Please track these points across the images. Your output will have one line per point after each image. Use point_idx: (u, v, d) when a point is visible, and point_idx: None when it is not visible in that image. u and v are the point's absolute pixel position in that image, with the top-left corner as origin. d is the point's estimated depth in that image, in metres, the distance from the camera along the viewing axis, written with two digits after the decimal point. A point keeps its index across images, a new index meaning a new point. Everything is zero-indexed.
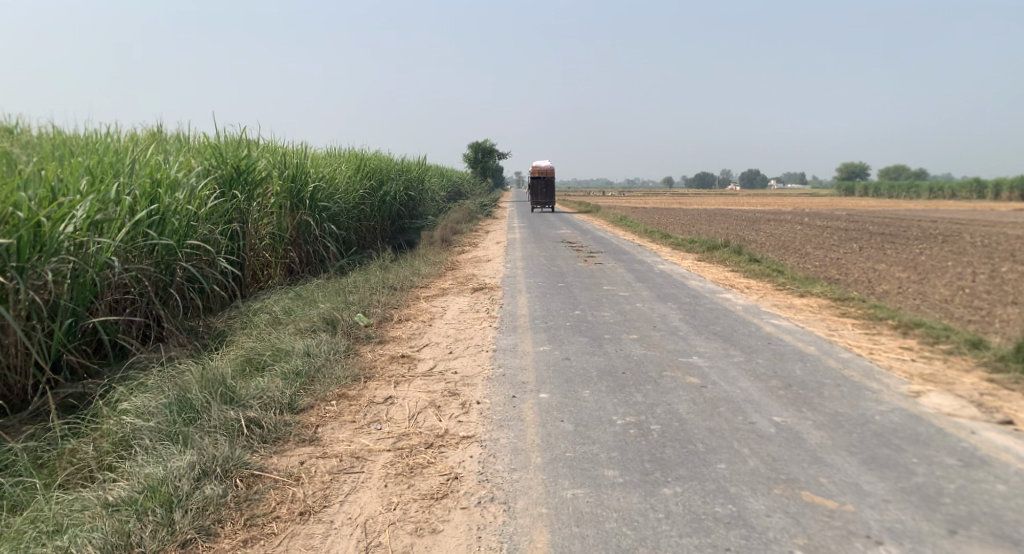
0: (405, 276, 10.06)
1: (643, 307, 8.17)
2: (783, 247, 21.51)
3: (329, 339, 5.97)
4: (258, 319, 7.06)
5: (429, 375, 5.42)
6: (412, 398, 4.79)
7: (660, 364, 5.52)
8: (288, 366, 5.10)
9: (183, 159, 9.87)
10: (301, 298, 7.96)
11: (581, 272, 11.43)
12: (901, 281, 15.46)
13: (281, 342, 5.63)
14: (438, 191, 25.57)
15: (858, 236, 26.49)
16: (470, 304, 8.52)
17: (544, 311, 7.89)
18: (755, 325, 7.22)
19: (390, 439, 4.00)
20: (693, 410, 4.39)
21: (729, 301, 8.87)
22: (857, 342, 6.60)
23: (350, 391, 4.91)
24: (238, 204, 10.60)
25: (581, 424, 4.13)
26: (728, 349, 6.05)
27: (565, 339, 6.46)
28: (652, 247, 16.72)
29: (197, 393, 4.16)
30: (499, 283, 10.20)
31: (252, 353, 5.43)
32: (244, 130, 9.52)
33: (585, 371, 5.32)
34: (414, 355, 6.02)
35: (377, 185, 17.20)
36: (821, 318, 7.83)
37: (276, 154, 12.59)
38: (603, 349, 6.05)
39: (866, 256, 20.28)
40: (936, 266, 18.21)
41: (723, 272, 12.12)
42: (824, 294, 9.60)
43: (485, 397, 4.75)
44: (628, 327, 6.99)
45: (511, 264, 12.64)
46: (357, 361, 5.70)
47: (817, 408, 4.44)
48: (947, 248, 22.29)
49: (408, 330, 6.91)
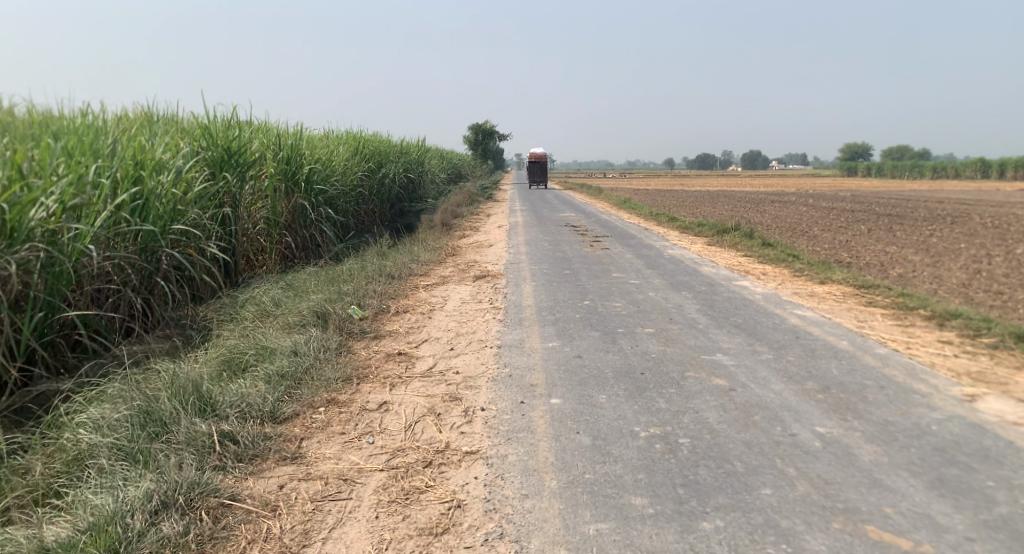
0: (402, 264, 9.54)
1: (657, 297, 7.66)
2: (791, 230, 20.91)
3: (320, 334, 5.47)
4: (245, 312, 6.57)
5: (428, 376, 4.94)
6: (409, 404, 4.31)
7: (681, 364, 5.04)
8: (272, 368, 4.60)
9: (170, 140, 9.32)
10: (293, 289, 7.47)
11: (587, 258, 10.91)
12: (915, 265, 14.92)
13: (266, 340, 5.13)
14: (438, 173, 24.99)
15: (865, 217, 25.86)
16: (471, 293, 8.02)
17: (551, 302, 7.38)
18: (778, 317, 6.71)
19: (383, 456, 3.52)
20: (725, 420, 3.92)
21: (746, 289, 8.36)
22: (891, 335, 6.09)
23: (340, 396, 4.42)
24: (229, 187, 10.06)
25: (600, 437, 3.65)
26: (753, 346, 5.56)
27: (575, 334, 5.97)
28: (659, 231, 16.17)
29: (166, 401, 3.67)
30: (502, 270, 9.69)
31: (233, 353, 4.94)
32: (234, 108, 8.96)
33: (600, 371, 4.84)
34: (413, 352, 5.53)
35: (375, 167, 16.62)
36: (847, 308, 7.32)
37: (270, 135, 12.01)
38: (617, 346, 5.56)
39: (876, 238, 19.68)
40: (950, 249, 17.66)
41: (736, 257, 11.58)
42: (846, 281, 9.07)
43: (490, 403, 4.27)
44: (643, 320, 6.49)
45: (514, 250, 12.12)
46: (349, 359, 5.21)
47: (864, 415, 3.95)
48: (958, 230, 21.69)
49: (406, 324, 6.41)
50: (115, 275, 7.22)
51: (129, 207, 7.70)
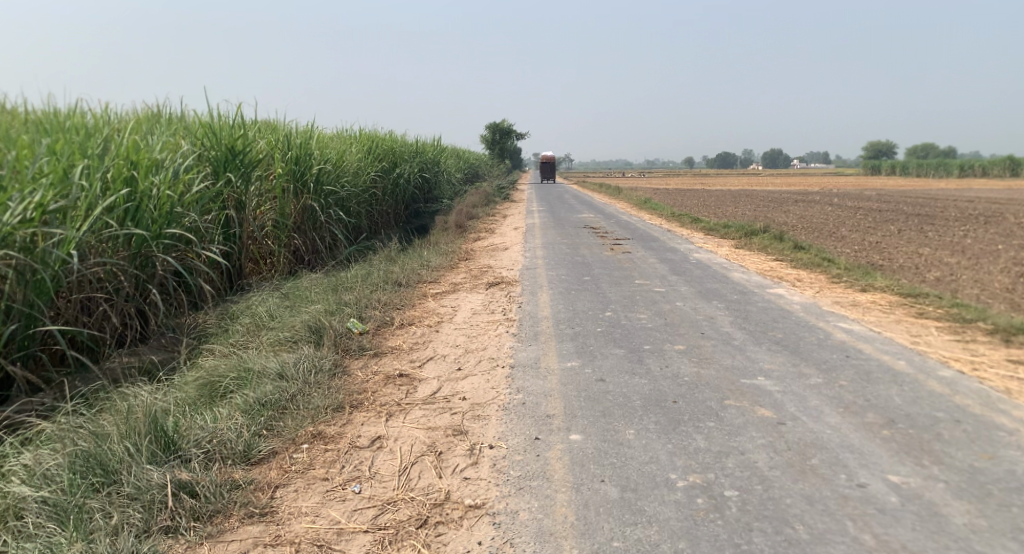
0: (411, 270, 8.99)
1: (685, 307, 7.03)
2: (818, 231, 20.05)
3: (312, 351, 4.97)
4: (239, 324, 6.08)
5: (430, 402, 4.37)
6: (406, 439, 3.76)
7: (719, 390, 4.42)
8: (253, 395, 4.10)
9: (169, 140, 8.86)
10: (292, 298, 6.96)
11: (608, 263, 10.27)
12: (953, 268, 14.08)
13: (250, 360, 4.62)
14: (454, 173, 24.47)
15: (894, 217, 24.86)
16: (484, 302, 7.45)
17: (570, 313, 6.78)
18: (823, 332, 6.03)
19: (371, 511, 2.98)
20: (777, 466, 3.30)
21: (782, 298, 7.67)
22: (953, 353, 5.38)
23: (328, 429, 3.89)
24: (233, 188, 9.60)
25: (630, 489, 3.08)
26: (798, 368, 4.91)
27: (597, 352, 5.37)
28: (681, 233, 15.49)
29: (118, 442, 3.18)
30: (517, 276, 9.10)
31: (213, 377, 4.46)
32: (235, 105, 8.48)
33: (626, 400, 4.25)
34: (416, 374, 4.95)
35: (388, 167, 16.14)
36: (897, 321, 6.60)
37: (279, 134, 11.52)
38: (645, 366, 4.95)
39: (907, 239, 18.78)
40: (988, 250, 16.73)
41: (766, 261, 10.86)
42: (889, 289, 8.33)
43: (500, 440, 3.72)
44: (671, 334, 5.87)
45: (530, 253, 11.53)
46: (344, 382, 4.67)
47: (945, 460, 3.29)
48: (994, 230, 20.64)
49: (410, 339, 5.84)
50: (107, 280, 6.79)
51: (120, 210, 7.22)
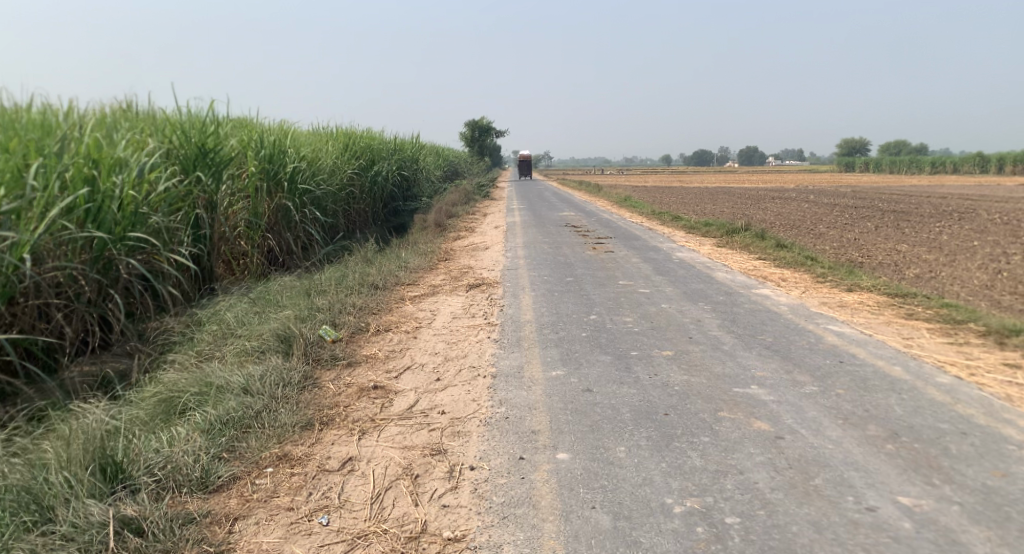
0: (388, 271, 8.67)
1: (671, 309, 6.81)
2: (798, 228, 20.08)
3: (280, 363, 4.64)
4: (203, 332, 5.72)
5: (407, 418, 4.08)
6: (380, 461, 3.47)
7: (712, 401, 4.20)
8: (213, 412, 3.77)
9: (134, 137, 8.42)
10: (262, 302, 6.61)
11: (590, 263, 10.05)
12: (932, 265, 14.11)
13: (212, 373, 4.29)
14: (433, 171, 24.11)
15: (870, 213, 25.03)
16: (463, 306, 7.16)
17: (553, 316, 6.53)
18: (813, 335, 5.85)
19: (340, 546, 2.70)
20: (779, 487, 3.08)
21: (769, 299, 7.50)
22: (948, 357, 5.23)
23: (295, 449, 3.58)
24: (203, 187, 9.16)
25: (623, 517, 2.83)
26: (793, 375, 4.71)
27: (583, 359, 5.12)
28: (663, 231, 15.34)
29: (57, 474, 2.85)
30: (498, 277, 8.83)
31: (172, 392, 4.10)
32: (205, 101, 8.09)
33: (615, 413, 4.01)
34: (391, 385, 4.66)
35: (365, 165, 15.75)
36: (886, 323, 6.46)
37: (251, 131, 11.09)
38: (633, 375, 4.72)
39: (885, 236, 18.87)
40: (964, 247, 16.85)
41: (749, 260, 10.72)
42: (875, 289, 8.22)
43: (482, 460, 3.45)
44: (659, 339, 5.65)
45: (511, 253, 11.27)
46: (314, 395, 4.36)
47: (956, 478, 3.10)
48: (968, 227, 20.85)
49: (386, 346, 5.54)
50: (66, 285, 6.39)
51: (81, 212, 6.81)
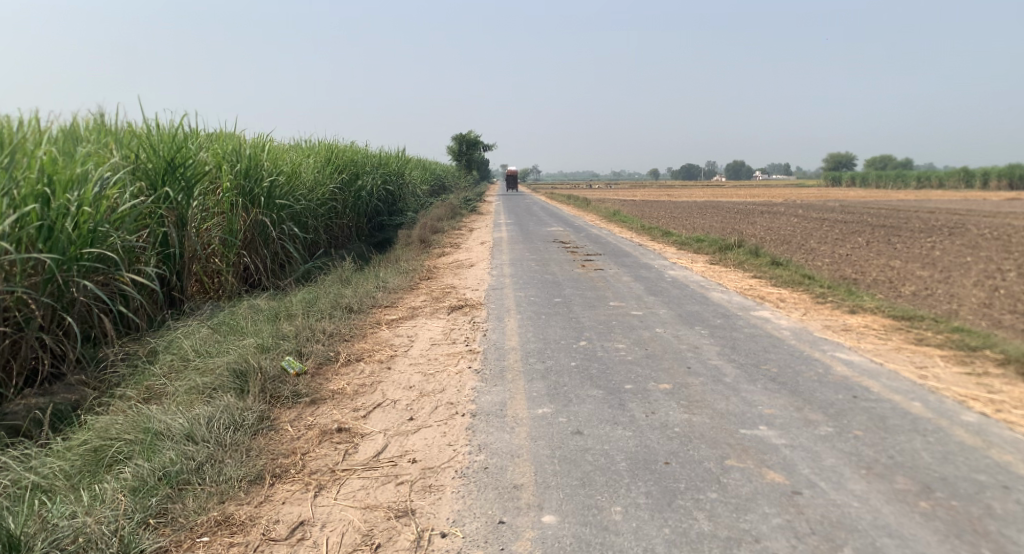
0: (366, 292, 8.19)
1: (666, 334, 6.37)
2: (789, 243, 19.81)
3: (232, 402, 4.11)
4: (156, 365, 5.18)
5: (372, 467, 3.58)
6: (337, 526, 2.97)
7: (718, 446, 3.74)
8: (146, 466, 3.24)
9: (97, 151, 7.86)
10: (225, 328, 6.10)
11: (580, 282, 9.62)
12: (927, 281, 13.84)
13: (151, 416, 3.74)
14: (420, 185, 23.69)
15: (860, 228, 24.85)
16: (444, 330, 6.69)
17: (540, 343, 6.07)
18: (821, 365, 5.43)
19: None
20: None
21: (769, 322, 7.08)
22: (969, 390, 4.81)
23: (239, 510, 3.05)
24: (172, 204, 8.61)
25: None
26: (804, 413, 4.27)
27: (572, 394, 4.65)
28: (654, 247, 14.97)
29: None
30: (483, 298, 8.36)
31: (102, 440, 3.56)
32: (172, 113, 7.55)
33: (609, 461, 3.54)
34: (358, 426, 4.16)
35: (348, 179, 15.27)
36: (895, 349, 6.06)
37: (227, 144, 10.54)
38: (628, 413, 4.26)
39: (878, 251, 18.62)
40: (957, 263, 16.63)
41: (744, 279, 10.33)
42: (878, 310, 7.84)
43: (455, 525, 2.96)
44: (655, 369, 5.19)
45: (497, 271, 10.82)
46: (269, 440, 3.85)
47: (1009, 548, 2.66)
48: (959, 242, 20.69)
49: (357, 379, 5.04)
50: (13, 310, 5.83)
51: (35, 232, 6.25)
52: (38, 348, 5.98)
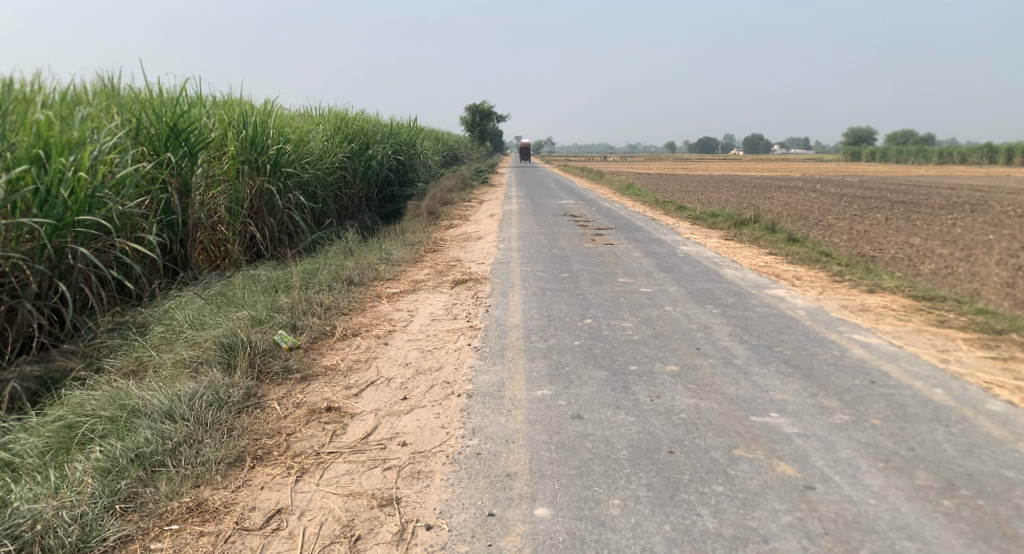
0: (368, 264, 7.99)
1: (676, 313, 6.13)
2: (806, 219, 19.35)
3: (217, 378, 3.93)
4: (146, 336, 5.01)
5: (360, 450, 3.40)
6: (315, 515, 2.80)
7: (726, 434, 3.52)
8: (120, 446, 3.08)
9: (96, 115, 7.63)
10: (221, 299, 5.92)
11: (589, 257, 9.35)
12: (948, 259, 13.42)
13: (130, 391, 3.58)
14: (431, 155, 23.34)
15: (879, 204, 24.23)
16: (447, 305, 6.48)
17: (544, 320, 5.85)
18: (837, 348, 5.17)
19: None
20: None
21: (783, 302, 6.80)
22: (995, 377, 4.54)
23: (214, 496, 2.90)
24: (175, 170, 8.40)
25: None
26: (818, 400, 4.03)
27: (574, 374, 4.44)
28: (667, 221, 14.62)
29: None
30: (488, 272, 8.14)
31: (78, 417, 3.40)
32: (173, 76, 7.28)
33: (609, 449, 3.33)
34: (349, 405, 3.98)
35: (358, 148, 14.97)
36: (916, 332, 5.77)
37: (232, 109, 10.25)
38: (631, 396, 4.04)
39: (897, 228, 18.12)
40: (980, 240, 16.15)
41: (759, 256, 10.01)
42: (899, 289, 7.53)
43: (441, 517, 2.77)
44: (662, 350, 4.96)
45: (505, 245, 10.57)
46: (253, 419, 3.67)
47: None
48: (982, 219, 20.09)
49: (351, 355, 4.86)
50: (6, 277, 5.65)
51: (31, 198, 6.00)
52: (32, 316, 5.83)
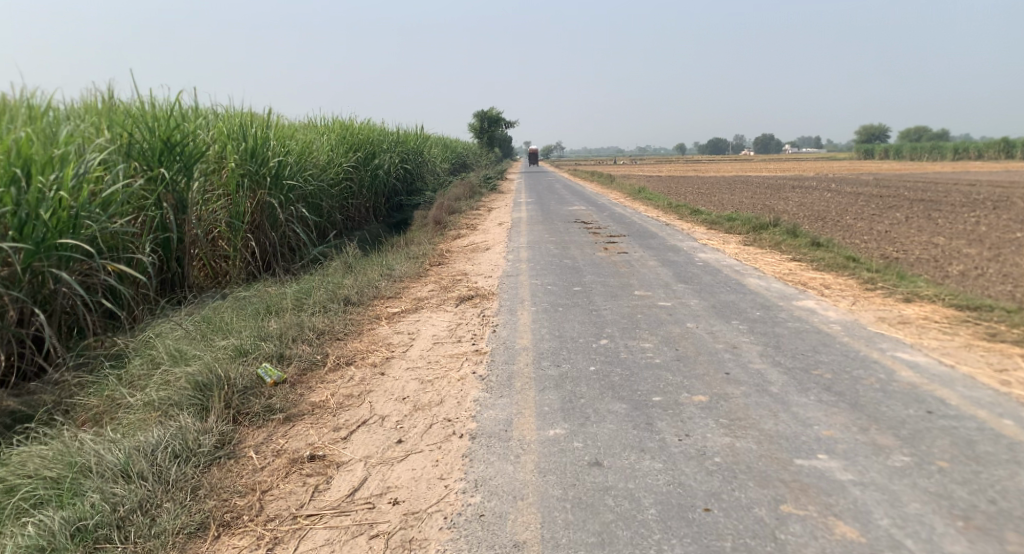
0: (368, 281, 7.54)
1: (699, 331, 5.62)
2: (824, 220, 18.77)
3: (187, 424, 3.48)
4: (120, 373, 4.57)
5: (344, 511, 2.93)
6: None
7: (770, 485, 3.02)
8: (60, 518, 2.64)
9: (83, 131, 7.25)
10: (206, 325, 5.48)
11: (601, 267, 8.85)
12: (978, 260, 12.78)
13: (84, 445, 3.14)
14: (437, 163, 22.94)
15: (898, 203, 23.53)
16: (450, 326, 6.01)
17: (555, 341, 5.36)
18: (883, 369, 4.64)
19: None
20: None
21: (815, 314, 6.27)
22: None
23: None
24: (170, 185, 8.00)
25: None
26: (873, 437, 3.51)
27: (590, 408, 3.94)
28: (681, 226, 14.08)
29: None
30: (496, 287, 7.67)
31: (21, 479, 2.96)
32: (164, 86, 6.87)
33: (635, 506, 2.85)
34: (336, 451, 3.51)
35: (363, 158, 14.55)
36: (967, 347, 5.22)
37: (232, 122, 9.85)
38: (656, 435, 3.55)
39: (919, 227, 17.47)
40: (1007, 238, 15.51)
41: (781, 262, 9.47)
42: (938, 297, 6.97)
43: None
44: (688, 377, 4.45)
45: (513, 256, 10.10)
46: (226, 474, 3.21)
47: None
48: (1007, 216, 19.39)
49: (343, 389, 4.39)
50: None
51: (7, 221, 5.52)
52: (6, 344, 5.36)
